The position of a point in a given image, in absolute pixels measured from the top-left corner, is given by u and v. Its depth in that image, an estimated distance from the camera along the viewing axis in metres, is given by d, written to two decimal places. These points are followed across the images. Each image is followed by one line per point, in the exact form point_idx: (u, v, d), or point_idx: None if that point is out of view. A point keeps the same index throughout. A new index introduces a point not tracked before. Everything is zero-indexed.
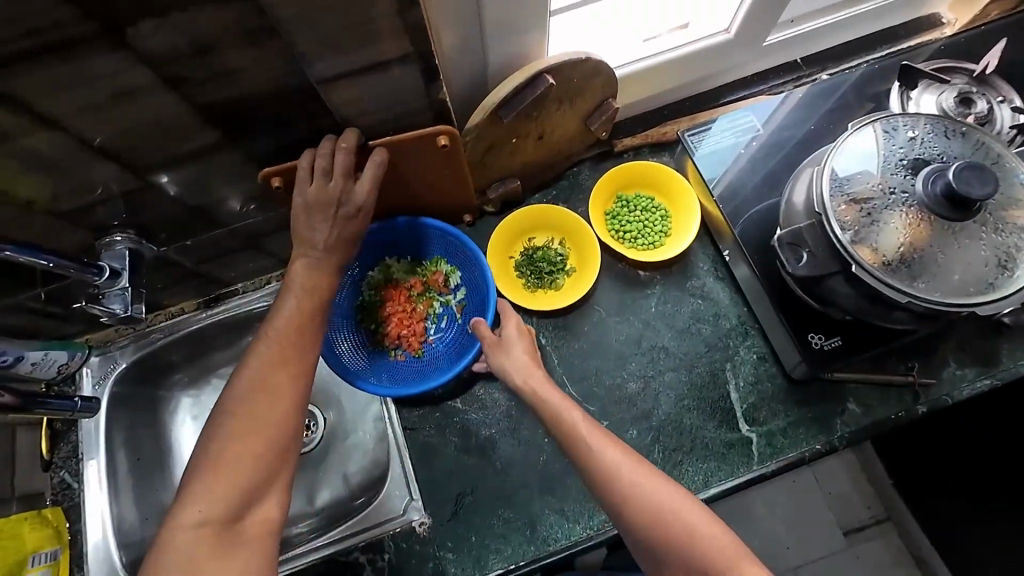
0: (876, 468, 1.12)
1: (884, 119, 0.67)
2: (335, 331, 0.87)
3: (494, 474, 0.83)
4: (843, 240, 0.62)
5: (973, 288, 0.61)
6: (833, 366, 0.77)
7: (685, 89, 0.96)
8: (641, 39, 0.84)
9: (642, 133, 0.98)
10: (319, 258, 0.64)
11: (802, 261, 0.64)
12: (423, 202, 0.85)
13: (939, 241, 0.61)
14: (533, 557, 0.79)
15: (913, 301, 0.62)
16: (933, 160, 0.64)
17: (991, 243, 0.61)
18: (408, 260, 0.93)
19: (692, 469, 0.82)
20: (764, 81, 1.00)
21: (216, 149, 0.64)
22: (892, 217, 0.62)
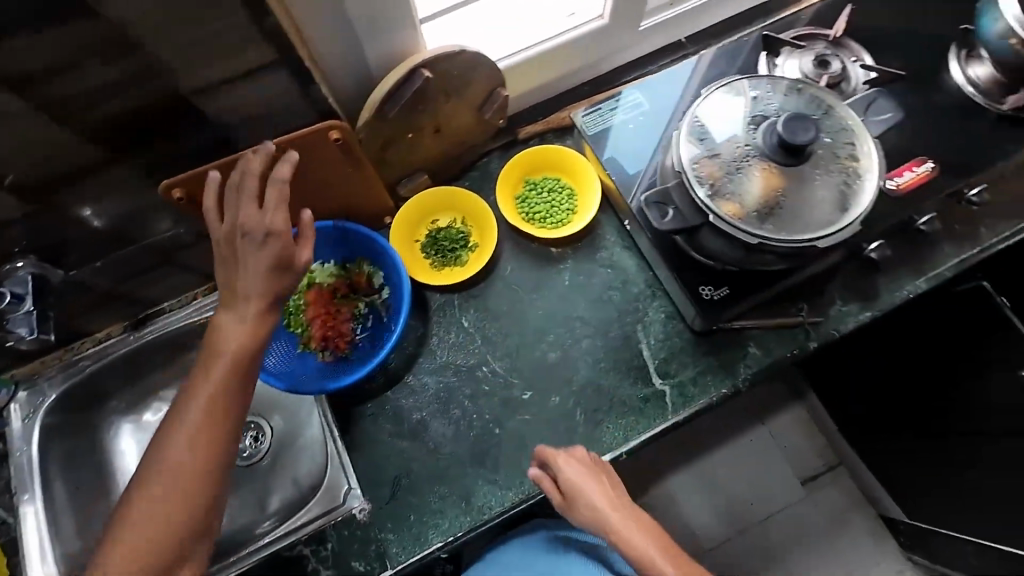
0: (821, 418, 1.27)
1: (729, 83, 0.74)
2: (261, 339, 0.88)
3: (427, 455, 0.87)
4: (701, 198, 0.69)
5: (811, 224, 0.68)
6: (725, 314, 0.84)
7: (579, 74, 1.02)
8: (523, 32, 0.90)
9: (542, 120, 1.04)
10: (242, 311, 0.61)
11: (667, 216, 0.70)
12: (336, 205, 0.88)
13: (784, 190, 0.69)
14: (470, 527, 0.83)
15: (763, 242, 0.68)
16: (771, 115, 0.71)
17: (824, 184, 0.69)
18: (331, 263, 0.94)
19: (612, 427, 0.87)
20: (653, 63, 1.07)
21: (105, 167, 0.67)
22: (742, 172, 0.69)
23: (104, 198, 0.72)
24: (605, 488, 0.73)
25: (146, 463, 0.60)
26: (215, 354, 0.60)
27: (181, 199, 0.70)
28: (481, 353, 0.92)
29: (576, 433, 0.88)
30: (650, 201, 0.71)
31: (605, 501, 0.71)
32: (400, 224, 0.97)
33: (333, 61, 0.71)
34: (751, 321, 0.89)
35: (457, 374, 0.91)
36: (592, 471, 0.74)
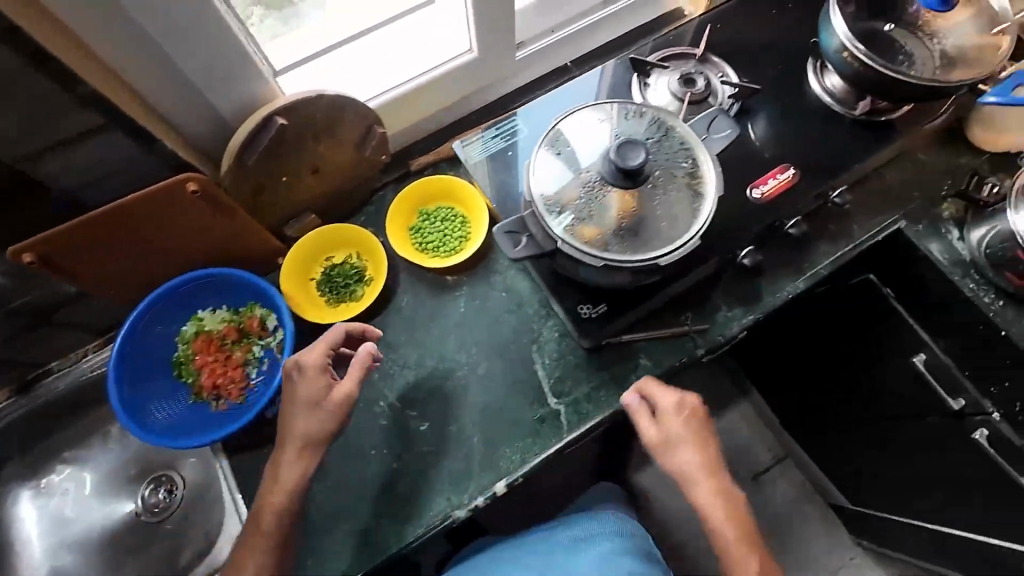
0: (763, 411, 1.42)
1: (576, 110, 0.78)
2: (147, 393, 0.88)
3: (323, 496, 0.86)
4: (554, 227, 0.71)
5: (653, 242, 0.71)
6: (606, 327, 0.86)
7: (464, 104, 1.05)
8: (392, 70, 0.93)
9: (434, 150, 1.05)
10: (282, 469, 0.74)
11: (519, 244, 0.72)
12: (221, 257, 0.89)
13: (632, 214, 0.72)
14: (369, 567, 0.82)
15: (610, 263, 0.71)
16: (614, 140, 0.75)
17: (663, 204, 0.72)
18: (223, 309, 0.93)
19: (509, 450, 0.88)
20: (540, 87, 1.09)
21: None
22: (591, 198, 0.73)
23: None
24: (695, 454, 0.79)
25: None
26: (275, 502, 0.74)
27: (34, 263, 0.71)
28: (378, 388, 0.92)
29: (473, 460, 0.88)
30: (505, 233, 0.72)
31: (687, 453, 0.79)
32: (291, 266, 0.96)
33: (182, 117, 0.74)
34: (641, 335, 0.91)
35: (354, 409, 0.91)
36: (685, 439, 0.79)
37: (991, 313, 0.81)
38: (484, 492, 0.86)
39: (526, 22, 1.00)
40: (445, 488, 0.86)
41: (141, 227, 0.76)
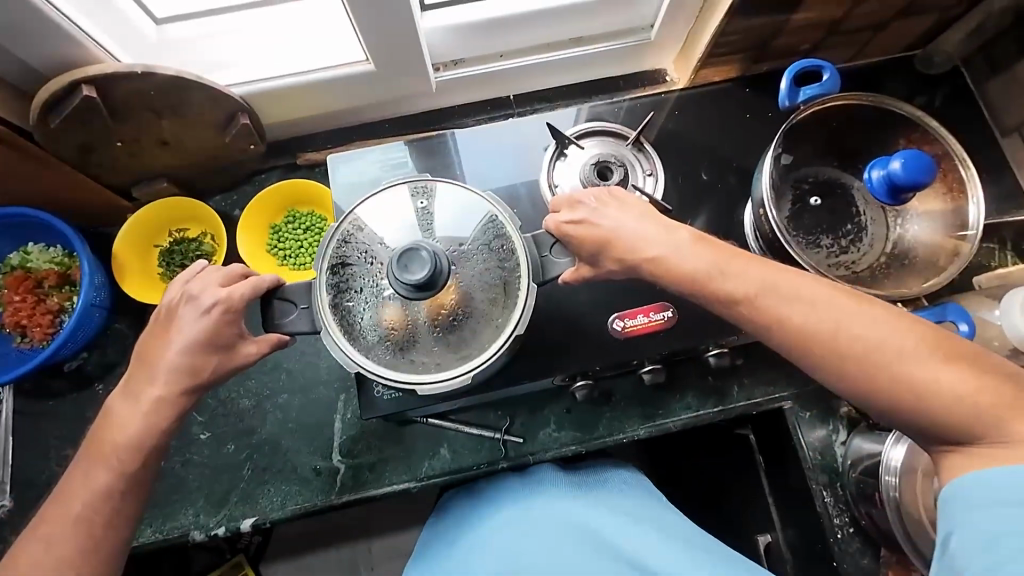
0: None
1: (458, 191, 0.74)
2: (144, 238, 0.95)
3: (299, 414, 0.91)
4: (443, 275, 0.66)
5: (500, 321, 0.70)
6: (585, 376, 0.85)
7: (594, 91, 1.08)
8: (542, 38, 0.96)
9: (546, 114, 0.94)
10: (210, 359, 0.65)
11: (406, 280, 0.63)
12: (258, 148, 0.91)
13: (503, 303, 0.71)
14: (314, 502, 0.87)
15: (493, 329, 0.70)
16: (500, 222, 0.72)
17: (509, 284, 0.71)
18: (279, 203, 0.98)
19: (473, 456, 0.89)
20: (689, 89, 0.98)
21: (41, 64, 0.71)
22: (505, 278, 0.71)
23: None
24: (660, 226, 0.68)
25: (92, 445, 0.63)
26: (130, 391, 0.64)
27: (93, 97, 0.70)
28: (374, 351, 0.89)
29: (412, 445, 0.89)
30: (409, 253, 0.65)
31: (705, 263, 0.64)
32: (309, 189, 0.97)
33: None
34: (616, 397, 0.91)
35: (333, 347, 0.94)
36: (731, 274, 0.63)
37: (834, 536, 0.87)
38: (408, 482, 0.88)
39: (685, 28, 0.97)
40: (405, 470, 0.88)
41: (191, 95, 0.77)
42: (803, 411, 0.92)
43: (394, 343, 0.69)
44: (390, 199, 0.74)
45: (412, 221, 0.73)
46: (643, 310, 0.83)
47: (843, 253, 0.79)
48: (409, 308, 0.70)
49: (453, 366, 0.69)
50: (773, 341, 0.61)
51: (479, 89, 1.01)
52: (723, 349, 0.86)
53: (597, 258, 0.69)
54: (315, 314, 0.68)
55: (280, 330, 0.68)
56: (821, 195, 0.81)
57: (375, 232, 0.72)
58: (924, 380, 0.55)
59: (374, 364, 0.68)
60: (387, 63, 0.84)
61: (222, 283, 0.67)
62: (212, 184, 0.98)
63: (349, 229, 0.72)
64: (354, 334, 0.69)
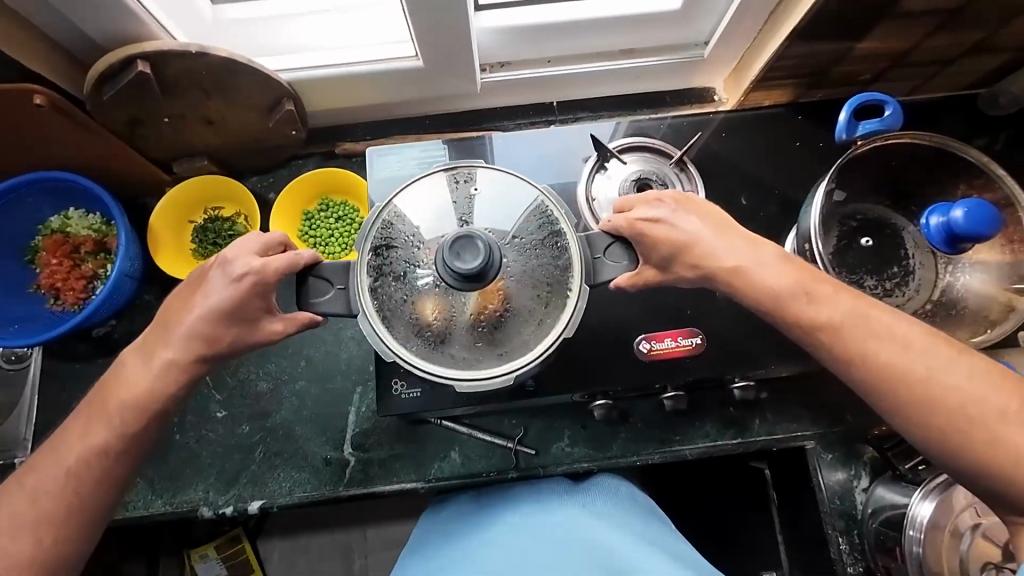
0: None
1: (510, 182, 0.73)
2: (182, 213, 0.97)
3: (314, 402, 0.91)
4: (493, 268, 0.65)
5: (550, 320, 0.69)
6: (605, 395, 0.84)
7: (638, 104, 1.06)
8: (594, 47, 0.95)
9: (591, 125, 0.92)
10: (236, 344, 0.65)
11: (459, 268, 0.63)
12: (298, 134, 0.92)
13: (552, 300, 0.70)
14: (322, 491, 0.87)
15: (542, 326, 0.69)
16: (552, 217, 0.71)
17: (560, 282, 0.69)
18: (311, 189, 0.98)
19: (483, 462, 0.88)
20: (738, 111, 0.95)
21: (97, 38, 0.71)
22: (555, 279, 0.70)
23: (34, 12, 0.66)
24: (742, 240, 0.67)
25: (114, 419, 0.64)
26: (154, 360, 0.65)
27: (146, 73, 0.71)
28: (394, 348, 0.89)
29: (423, 445, 0.89)
30: (462, 242, 0.64)
31: (788, 282, 0.64)
32: (346, 180, 0.97)
33: None
34: (633, 415, 0.90)
35: (353, 339, 0.94)
36: (795, 297, 0.63)
37: None
38: (415, 481, 0.88)
39: (741, 47, 0.94)
40: (412, 468, 0.88)
41: (241, 79, 0.78)
42: (824, 452, 0.89)
43: (434, 334, 0.69)
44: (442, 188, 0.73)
45: (461, 210, 0.72)
46: (670, 334, 0.82)
47: (886, 296, 0.76)
48: (452, 300, 0.69)
49: (491, 364, 0.68)
50: (848, 372, 0.62)
51: (523, 93, 1.00)
52: (748, 381, 0.84)
53: (668, 263, 0.67)
54: (353, 296, 0.66)
55: (312, 310, 0.66)
56: (873, 239, 0.78)
57: (425, 219, 0.72)
58: (1000, 438, 0.57)
59: (410, 355, 0.67)
60: (436, 62, 0.84)
61: (259, 253, 0.65)
62: (250, 166, 0.99)
63: (397, 214, 0.72)
64: (393, 321, 0.69)
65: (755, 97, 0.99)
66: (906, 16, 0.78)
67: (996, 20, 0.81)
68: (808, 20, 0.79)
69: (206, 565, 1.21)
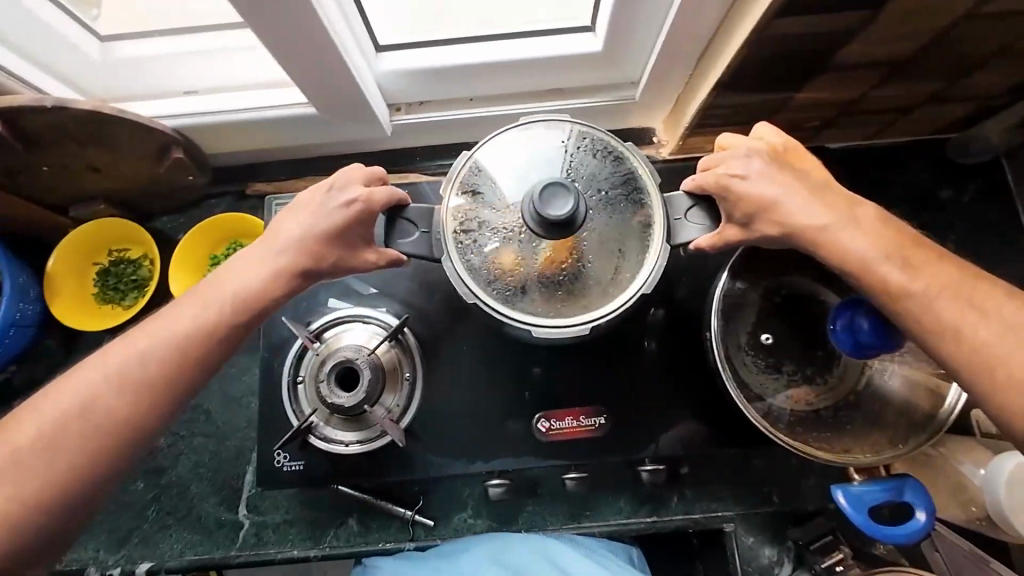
0: None
1: (582, 130, 0.67)
2: (87, 254, 0.93)
3: (212, 458, 0.88)
4: (582, 215, 0.59)
5: (626, 279, 0.64)
6: (503, 473, 0.79)
7: None
8: (519, 86, 0.87)
9: None
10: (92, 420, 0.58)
11: (550, 214, 0.56)
12: (197, 177, 0.88)
13: (634, 256, 0.64)
14: (211, 554, 0.84)
15: (618, 283, 0.64)
16: (631, 172, 0.66)
17: (638, 241, 0.64)
18: (216, 231, 0.94)
19: (381, 532, 0.84)
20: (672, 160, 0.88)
21: None
22: (635, 236, 0.64)
23: None
24: (835, 195, 0.60)
25: None
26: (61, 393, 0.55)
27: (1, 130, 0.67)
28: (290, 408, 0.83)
29: (320, 510, 0.85)
30: (556, 186, 0.57)
31: (881, 245, 0.57)
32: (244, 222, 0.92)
33: None
34: (544, 488, 0.84)
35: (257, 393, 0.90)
36: (894, 252, 0.56)
37: None
38: (309, 549, 0.84)
39: (677, 89, 0.86)
40: (306, 534, 0.84)
41: (114, 129, 0.73)
42: (746, 534, 0.83)
43: (515, 284, 0.64)
44: (528, 136, 0.67)
45: (548, 158, 0.66)
46: (572, 412, 0.78)
47: (806, 383, 0.70)
48: (535, 248, 0.64)
49: (574, 315, 0.63)
50: (949, 350, 0.54)
51: (445, 132, 0.93)
52: (659, 464, 0.80)
53: (750, 221, 0.60)
54: (437, 239, 0.62)
55: (398, 250, 0.63)
56: (776, 332, 0.71)
57: (508, 166, 0.66)
58: None
59: (492, 303, 0.62)
60: (333, 106, 0.78)
61: (363, 184, 0.63)
62: (158, 207, 0.95)
63: (482, 159, 0.66)
64: (476, 267, 0.63)
65: (695, 142, 0.92)
66: (844, 69, 0.69)
67: (951, 73, 0.71)
68: (730, 74, 0.71)
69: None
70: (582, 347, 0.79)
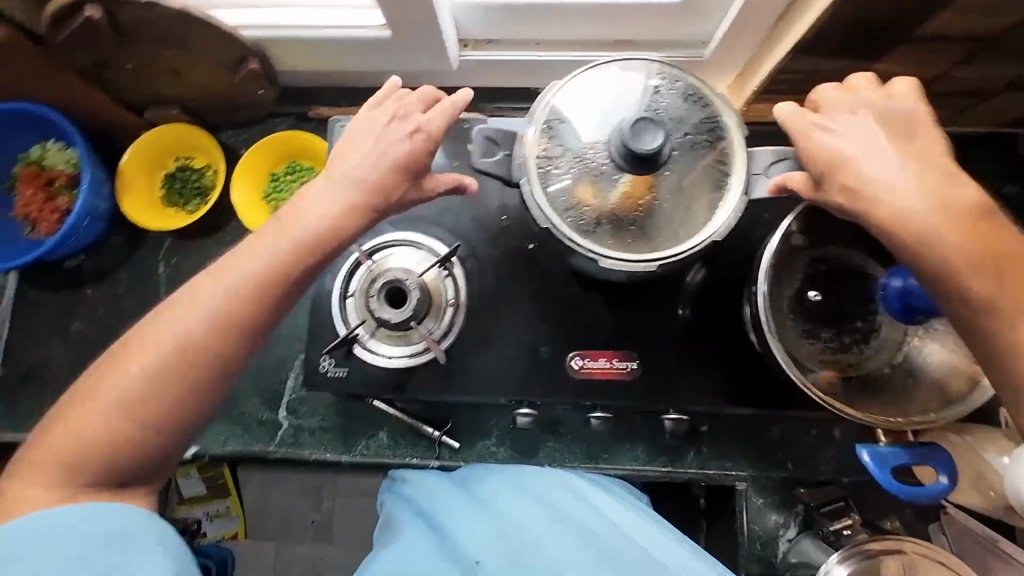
0: None
1: (673, 74, 0.66)
2: (155, 158, 0.98)
3: (257, 362, 0.94)
4: (667, 155, 0.60)
5: (697, 226, 0.64)
6: (532, 405, 0.82)
7: None
8: (586, 33, 0.87)
9: None
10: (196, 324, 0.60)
11: (640, 146, 0.57)
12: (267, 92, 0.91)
13: (708, 204, 0.65)
14: (252, 447, 0.90)
15: (688, 230, 0.65)
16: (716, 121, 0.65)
17: (713, 191, 0.64)
18: (276, 151, 0.98)
19: (409, 447, 0.89)
20: None
21: None
22: (711, 185, 0.65)
23: None
24: (907, 156, 0.59)
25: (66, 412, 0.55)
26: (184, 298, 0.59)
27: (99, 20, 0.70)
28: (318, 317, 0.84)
29: (353, 421, 0.90)
30: (648, 121, 0.58)
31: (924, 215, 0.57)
32: (306, 142, 0.96)
33: None
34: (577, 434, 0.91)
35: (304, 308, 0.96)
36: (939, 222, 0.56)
37: None
38: (340, 454, 0.90)
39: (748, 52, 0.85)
40: (340, 440, 0.90)
41: (199, 32, 0.76)
42: (756, 495, 0.86)
43: (588, 217, 0.66)
44: (619, 73, 0.66)
45: (638, 96, 0.66)
46: (606, 354, 0.80)
47: (841, 352, 0.71)
48: (611, 185, 0.65)
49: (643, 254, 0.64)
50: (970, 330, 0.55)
51: (508, 75, 0.94)
52: (682, 416, 0.82)
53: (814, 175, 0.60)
54: (517, 163, 0.65)
55: (478, 170, 0.67)
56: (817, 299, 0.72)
57: (594, 101, 0.67)
58: None
59: (564, 229, 0.64)
60: (406, 32, 0.79)
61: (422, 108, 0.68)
62: (223, 120, 0.99)
63: (569, 91, 0.66)
64: (552, 196, 0.65)
65: (756, 109, 0.91)
66: (927, 40, 0.68)
67: None
68: (808, 35, 0.70)
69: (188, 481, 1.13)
70: (620, 294, 0.81)
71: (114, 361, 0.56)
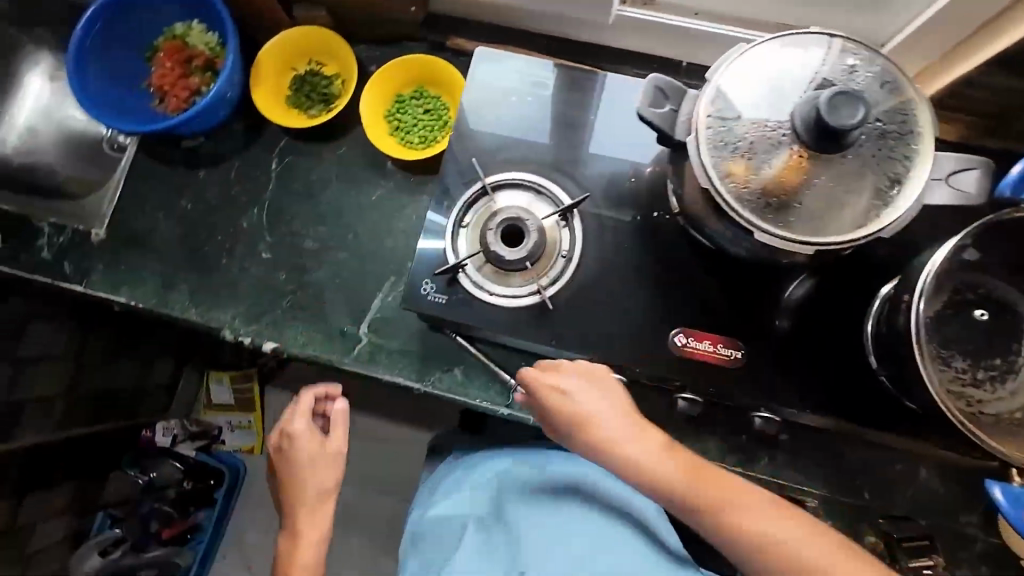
0: None
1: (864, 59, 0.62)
2: (290, 58, 0.99)
3: (349, 274, 0.95)
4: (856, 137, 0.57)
5: (862, 220, 0.60)
6: (621, 372, 0.81)
7: None
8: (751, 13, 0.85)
9: None
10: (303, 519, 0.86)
11: (841, 121, 0.54)
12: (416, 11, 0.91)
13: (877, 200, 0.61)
14: (330, 354, 0.91)
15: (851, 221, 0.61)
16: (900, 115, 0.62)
17: (885, 187, 0.61)
18: (407, 73, 0.97)
19: (482, 390, 0.89)
20: None
21: None
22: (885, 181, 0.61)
23: None
24: None
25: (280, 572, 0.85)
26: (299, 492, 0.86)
27: None
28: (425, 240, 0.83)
29: (432, 351, 0.91)
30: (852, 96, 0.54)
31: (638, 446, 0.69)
32: (440, 69, 0.95)
33: None
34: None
35: (403, 232, 0.96)
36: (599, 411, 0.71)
37: None
38: (413, 381, 0.90)
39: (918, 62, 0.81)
40: (415, 367, 0.90)
41: None
42: (825, 516, 0.83)
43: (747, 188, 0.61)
44: (804, 47, 0.63)
45: (823, 74, 0.62)
46: (711, 337, 0.77)
47: (975, 384, 0.66)
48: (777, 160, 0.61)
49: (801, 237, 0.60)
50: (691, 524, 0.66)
51: (655, 41, 0.92)
52: (774, 417, 0.79)
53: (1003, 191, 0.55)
54: (688, 119, 0.62)
55: (646, 117, 0.63)
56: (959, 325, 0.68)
57: (776, 70, 0.63)
58: None
59: (725, 195, 0.60)
60: None
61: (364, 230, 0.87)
62: (361, 34, 0.99)
63: (751, 56, 0.63)
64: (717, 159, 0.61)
65: None
66: None
67: None
68: None
69: (221, 387, 1.54)
70: (736, 281, 0.78)
71: (304, 511, 0.85)
